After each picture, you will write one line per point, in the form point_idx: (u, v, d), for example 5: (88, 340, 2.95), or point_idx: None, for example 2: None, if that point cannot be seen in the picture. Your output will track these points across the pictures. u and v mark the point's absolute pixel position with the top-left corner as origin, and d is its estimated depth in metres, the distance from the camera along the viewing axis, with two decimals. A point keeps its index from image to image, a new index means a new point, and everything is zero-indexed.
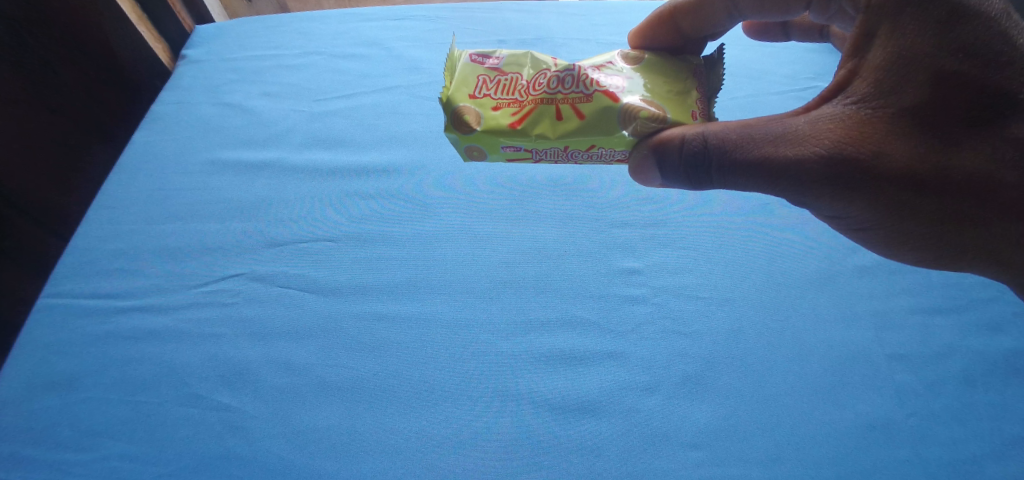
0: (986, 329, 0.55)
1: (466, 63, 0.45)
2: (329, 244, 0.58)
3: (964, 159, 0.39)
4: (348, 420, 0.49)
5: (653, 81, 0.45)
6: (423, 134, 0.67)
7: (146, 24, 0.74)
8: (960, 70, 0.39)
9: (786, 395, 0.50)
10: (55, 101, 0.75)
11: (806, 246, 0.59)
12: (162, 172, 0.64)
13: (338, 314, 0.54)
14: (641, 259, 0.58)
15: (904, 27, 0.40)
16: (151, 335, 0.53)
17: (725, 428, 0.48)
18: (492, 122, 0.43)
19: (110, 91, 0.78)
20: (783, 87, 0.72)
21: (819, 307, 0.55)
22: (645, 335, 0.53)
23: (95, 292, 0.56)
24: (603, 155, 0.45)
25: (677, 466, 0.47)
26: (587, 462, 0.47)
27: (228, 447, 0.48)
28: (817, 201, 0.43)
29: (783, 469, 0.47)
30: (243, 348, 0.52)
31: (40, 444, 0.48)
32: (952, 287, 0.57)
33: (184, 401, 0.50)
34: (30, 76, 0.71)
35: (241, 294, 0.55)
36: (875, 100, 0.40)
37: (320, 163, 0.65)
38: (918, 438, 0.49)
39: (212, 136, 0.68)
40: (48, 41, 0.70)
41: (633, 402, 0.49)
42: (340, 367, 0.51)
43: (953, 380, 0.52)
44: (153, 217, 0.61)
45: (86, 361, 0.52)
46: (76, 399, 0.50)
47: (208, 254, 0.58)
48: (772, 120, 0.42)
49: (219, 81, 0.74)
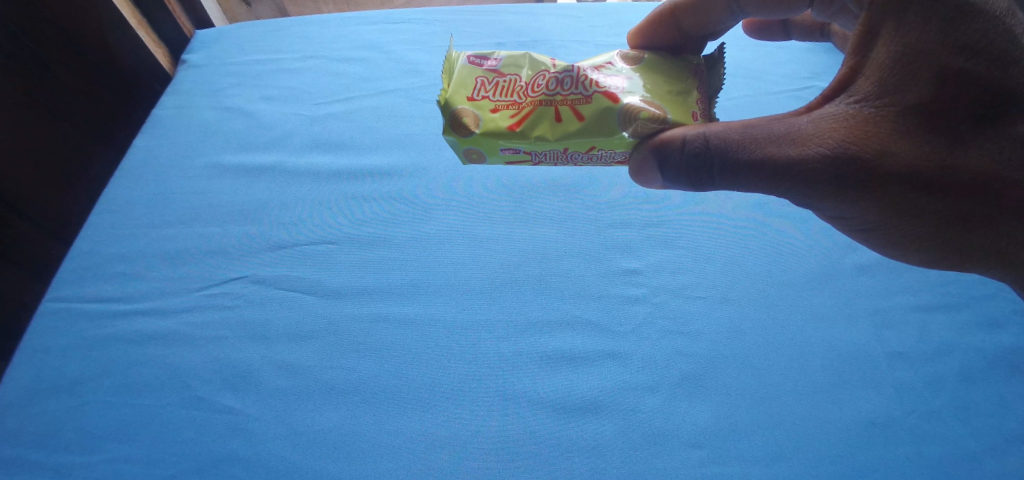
0: (985, 326, 0.55)
1: (464, 65, 0.45)
2: (330, 247, 0.58)
3: (968, 157, 0.39)
4: (350, 421, 0.49)
5: (653, 82, 0.45)
6: (423, 136, 0.68)
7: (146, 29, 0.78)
8: (964, 68, 0.39)
9: (787, 393, 0.50)
10: (58, 107, 0.75)
11: (805, 244, 0.59)
12: (163, 176, 0.64)
13: (338, 316, 0.54)
14: (642, 259, 0.58)
15: (907, 27, 0.40)
16: (153, 338, 0.53)
17: (726, 427, 0.49)
18: (492, 125, 0.43)
19: (111, 94, 0.79)
20: (782, 87, 0.73)
21: (819, 304, 0.55)
22: (646, 333, 0.53)
23: (97, 296, 0.56)
24: (604, 155, 0.46)
25: (678, 465, 0.47)
26: (589, 461, 0.47)
27: (229, 450, 0.48)
28: (820, 201, 0.43)
29: (784, 467, 0.47)
30: (244, 350, 0.52)
31: (43, 448, 0.48)
32: (951, 284, 0.57)
33: (186, 404, 0.50)
34: (31, 85, 0.71)
35: (243, 297, 0.55)
36: (877, 99, 0.41)
37: (320, 166, 0.65)
38: (918, 435, 0.49)
39: (212, 140, 0.68)
40: (48, 47, 0.71)
41: (633, 402, 0.50)
42: (341, 370, 0.51)
43: (953, 377, 0.52)
44: (155, 221, 0.61)
45: (88, 365, 0.52)
46: (79, 403, 0.50)
47: (209, 257, 0.58)
48: (774, 120, 0.43)
49: (218, 85, 0.74)
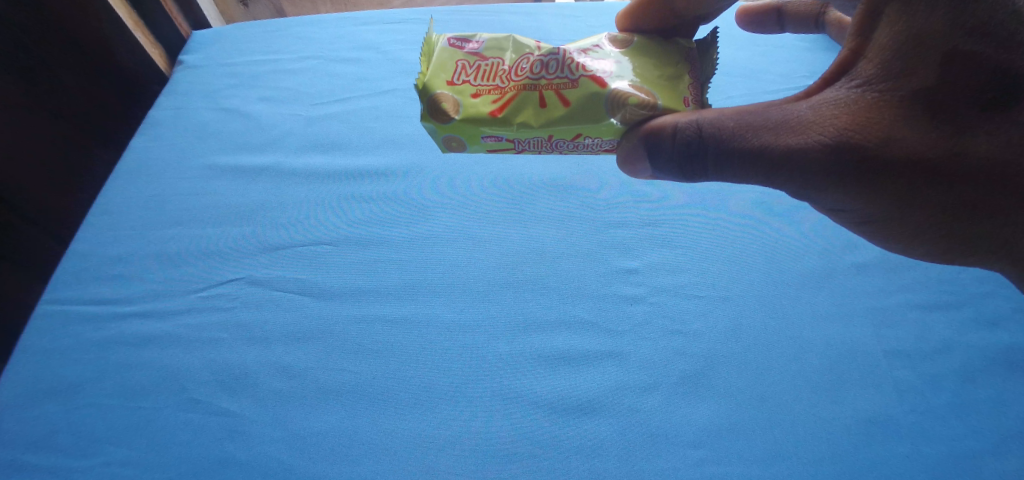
0: (987, 324, 0.55)
1: (444, 48, 0.45)
2: (327, 248, 0.58)
3: (974, 144, 0.39)
4: (346, 422, 0.48)
5: (641, 66, 0.44)
6: (420, 136, 0.68)
7: (142, 29, 0.77)
8: (971, 51, 0.38)
9: (786, 392, 0.50)
10: (58, 107, 0.76)
11: (805, 241, 0.59)
12: (160, 178, 0.64)
13: (335, 317, 0.54)
14: (640, 258, 0.58)
15: (910, 10, 0.39)
16: (150, 340, 0.53)
17: (725, 426, 0.48)
18: (472, 110, 0.42)
19: (110, 96, 0.80)
20: (780, 83, 0.73)
21: (818, 302, 0.55)
22: (644, 333, 0.53)
23: (94, 298, 0.55)
24: (591, 143, 0.45)
25: (676, 465, 0.47)
26: (587, 462, 0.47)
27: (227, 452, 0.47)
28: (817, 191, 0.42)
29: (783, 467, 0.47)
30: (241, 352, 0.52)
31: (41, 451, 0.48)
32: (952, 282, 0.57)
33: (183, 406, 0.50)
34: (30, 85, 0.72)
35: (239, 299, 0.55)
36: (878, 85, 0.40)
37: (317, 166, 0.65)
38: (919, 434, 0.49)
39: (210, 141, 0.68)
40: (50, 48, 0.71)
41: (631, 402, 0.49)
42: (338, 371, 0.51)
43: (954, 376, 0.52)
44: (152, 222, 0.61)
45: (85, 367, 0.51)
46: (78, 405, 0.50)
47: (205, 259, 0.58)
48: (772, 107, 0.42)
49: (216, 86, 0.74)
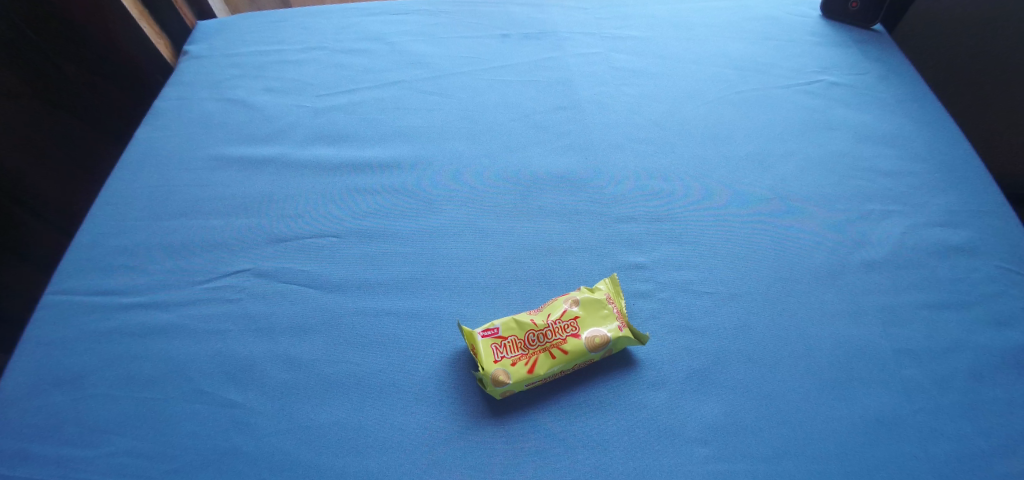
0: (996, 324, 0.54)
1: None
2: (334, 240, 0.58)
3: None
4: (353, 414, 0.48)
5: None
6: (426, 128, 0.68)
7: (148, 19, 0.79)
8: None
9: (794, 390, 0.50)
10: (58, 98, 0.80)
11: (813, 239, 0.59)
12: (166, 169, 0.64)
13: (342, 309, 0.54)
14: (648, 254, 0.57)
15: None
16: (156, 331, 0.53)
17: (734, 423, 0.48)
18: None
19: (117, 90, 0.85)
20: (789, 81, 0.75)
21: (825, 300, 0.55)
22: (651, 330, 0.53)
23: (98, 288, 0.55)
24: (557, 332, 0.50)
25: (687, 462, 0.46)
26: (595, 457, 0.46)
27: (232, 443, 0.47)
28: None
29: (794, 465, 0.46)
30: (247, 343, 0.52)
31: (47, 440, 0.47)
32: (957, 282, 0.57)
33: (188, 397, 0.49)
34: (31, 76, 0.76)
35: (246, 290, 0.55)
36: None
37: (323, 157, 0.65)
38: (928, 434, 0.48)
39: (215, 131, 0.67)
40: (49, 39, 0.75)
41: (640, 398, 0.49)
42: (344, 363, 0.51)
43: (962, 375, 0.52)
44: (158, 213, 0.61)
45: (89, 358, 0.51)
46: (83, 396, 0.49)
47: (211, 249, 0.58)
48: None
49: (221, 76, 0.73)
